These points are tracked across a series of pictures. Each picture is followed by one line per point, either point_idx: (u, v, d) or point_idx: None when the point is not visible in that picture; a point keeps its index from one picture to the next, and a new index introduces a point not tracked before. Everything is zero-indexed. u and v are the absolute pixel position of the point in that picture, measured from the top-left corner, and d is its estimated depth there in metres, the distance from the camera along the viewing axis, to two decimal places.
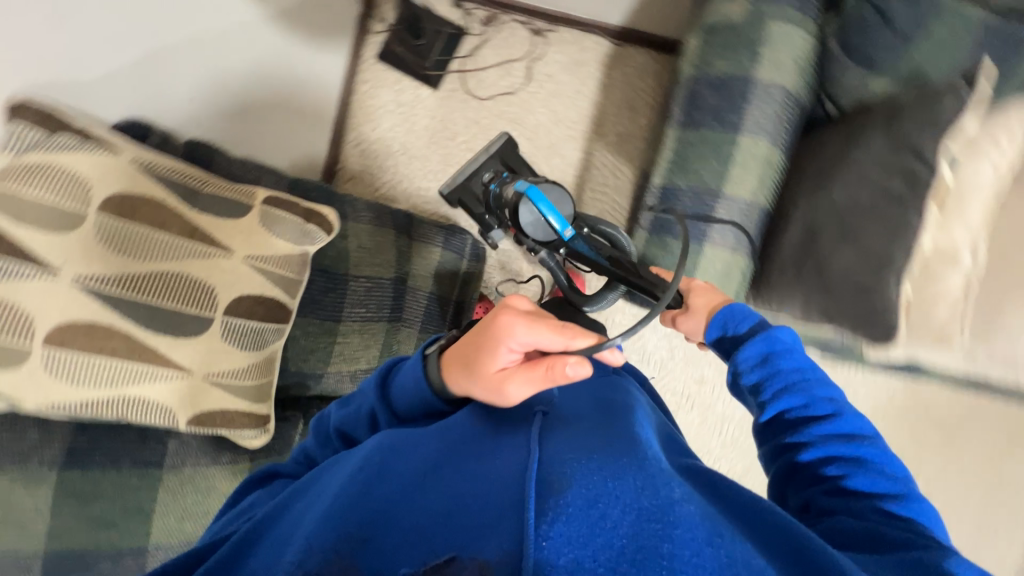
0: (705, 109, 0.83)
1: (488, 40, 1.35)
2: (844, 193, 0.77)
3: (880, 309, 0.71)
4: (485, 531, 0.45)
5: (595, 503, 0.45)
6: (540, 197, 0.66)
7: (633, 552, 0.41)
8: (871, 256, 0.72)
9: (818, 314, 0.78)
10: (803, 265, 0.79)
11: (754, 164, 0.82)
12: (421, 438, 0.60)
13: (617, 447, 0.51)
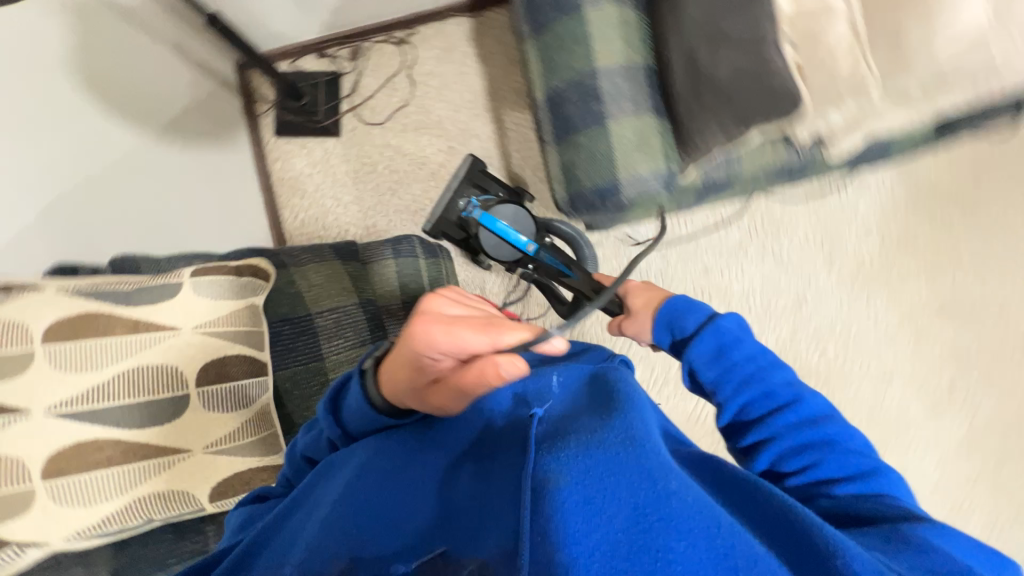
0: (545, 6, 0.82)
1: (363, 70, 1.40)
2: (697, 7, 0.77)
3: (779, 83, 0.72)
4: (485, 528, 0.53)
5: (591, 500, 0.49)
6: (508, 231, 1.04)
7: (628, 537, 0.47)
8: (748, 43, 0.73)
9: (736, 124, 0.77)
10: (699, 90, 0.78)
11: (613, 29, 0.80)
12: (422, 455, 0.66)
13: (613, 442, 0.55)
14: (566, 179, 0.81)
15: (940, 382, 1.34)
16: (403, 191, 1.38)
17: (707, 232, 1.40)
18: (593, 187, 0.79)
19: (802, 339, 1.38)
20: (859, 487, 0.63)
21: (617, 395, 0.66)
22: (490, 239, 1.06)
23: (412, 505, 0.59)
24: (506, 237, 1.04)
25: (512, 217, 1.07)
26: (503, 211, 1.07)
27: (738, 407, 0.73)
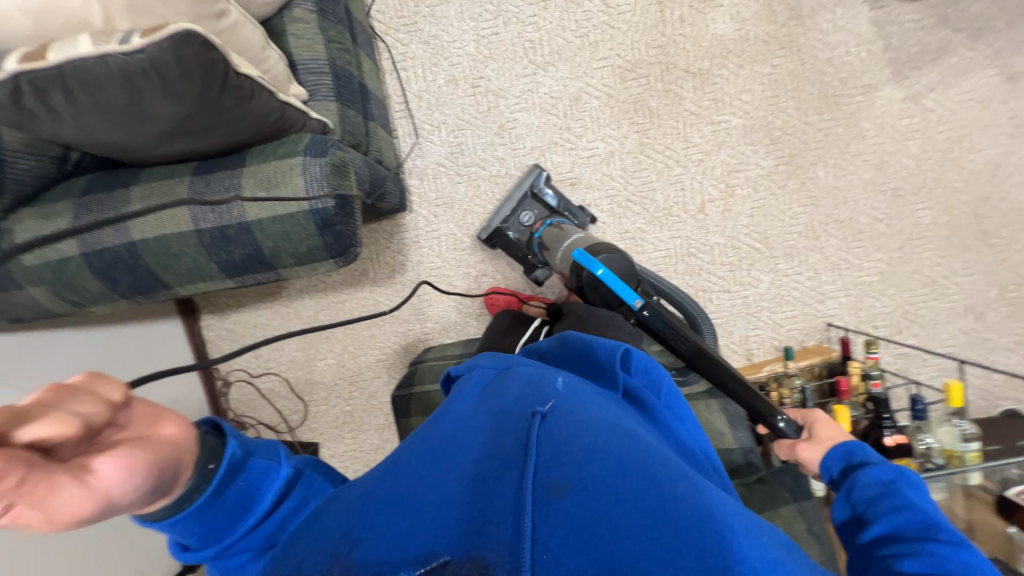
0: (139, 280, 0.75)
1: (256, 416, 1.46)
2: (114, 129, 0.61)
3: (225, 69, 0.59)
4: (492, 528, 0.46)
5: (597, 510, 0.45)
6: (608, 275, 0.92)
7: (627, 560, 0.42)
8: (176, 99, 0.58)
9: (266, 98, 0.68)
10: (230, 130, 0.68)
11: (156, 212, 0.71)
12: (448, 455, 0.53)
13: (633, 456, 0.49)
14: (314, 263, 0.79)
15: None
16: (371, 383, 1.43)
17: (413, 70, 1.30)
18: (317, 234, 0.75)
19: None
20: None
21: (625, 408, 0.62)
22: (595, 285, 0.93)
23: (434, 505, 0.49)
24: (611, 292, 0.93)
25: (624, 265, 0.93)
26: (618, 259, 0.92)
27: (880, 530, 0.55)
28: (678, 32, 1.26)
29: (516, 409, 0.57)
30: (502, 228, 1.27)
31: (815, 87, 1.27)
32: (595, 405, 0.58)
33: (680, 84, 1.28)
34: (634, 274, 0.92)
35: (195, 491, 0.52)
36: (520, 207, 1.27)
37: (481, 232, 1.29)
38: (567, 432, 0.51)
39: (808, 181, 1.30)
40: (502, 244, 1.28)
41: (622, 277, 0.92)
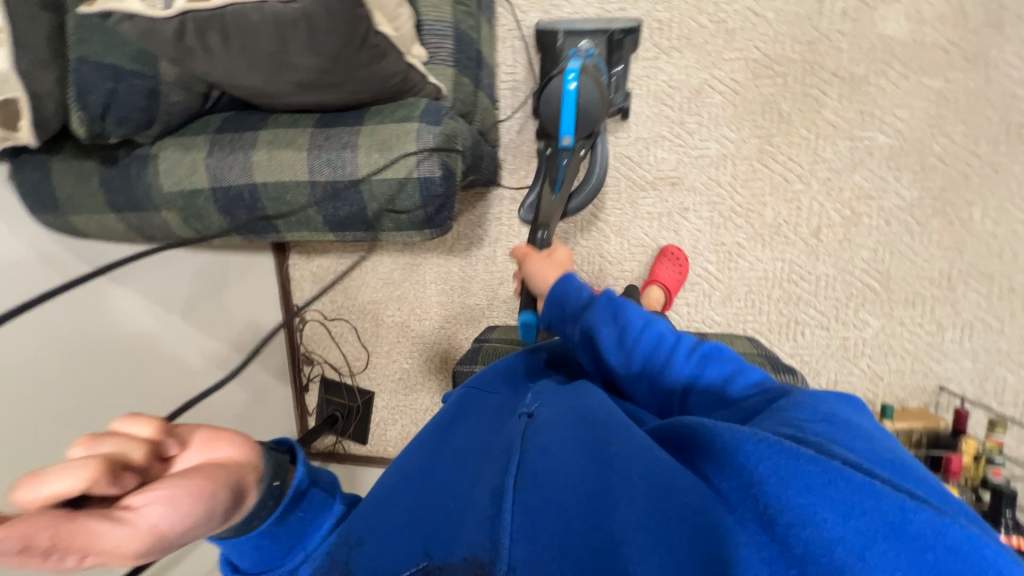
0: (254, 219, 0.79)
1: (324, 355, 1.56)
2: (255, 75, 0.64)
3: (362, 29, 0.58)
4: (466, 525, 0.48)
5: (551, 499, 0.46)
6: (567, 91, 0.98)
7: (590, 538, 0.43)
8: (314, 53, 0.59)
9: (394, 59, 0.67)
10: (353, 87, 0.68)
11: (277, 157, 0.74)
12: (427, 460, 0.58)
13: (586, 448, 0.50)
14: (411, 229, 0.80)
15: None
16: (430, 347, 1.47)
17: (527, 39, 1.25)
18: (420, 202, 0.75)
19: None
20: (846, 429, 0.43)
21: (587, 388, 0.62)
22: (556, 93, 0.99)
23: (419, 504, 0.52)
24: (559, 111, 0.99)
25: (587, 101, 0.99)
26: (590, 90, 0.98)
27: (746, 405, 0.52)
28: (835, 29, 1.10)
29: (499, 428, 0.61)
30: (559, 42, 1.16)
31: (996, 113, 1.06)
32: (556, 402, 0.60)
33: (823, 89, 1.13)
34: (586, 117, 0.99)
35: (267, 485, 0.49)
36: (594, 37, 1.14)
37: (543, 23, 1.18)
38: (532, 435, 0.54)
39: (958, 221, 1.11)
40: (546, 41, 1.17)
41: (577, 109, 0.99)
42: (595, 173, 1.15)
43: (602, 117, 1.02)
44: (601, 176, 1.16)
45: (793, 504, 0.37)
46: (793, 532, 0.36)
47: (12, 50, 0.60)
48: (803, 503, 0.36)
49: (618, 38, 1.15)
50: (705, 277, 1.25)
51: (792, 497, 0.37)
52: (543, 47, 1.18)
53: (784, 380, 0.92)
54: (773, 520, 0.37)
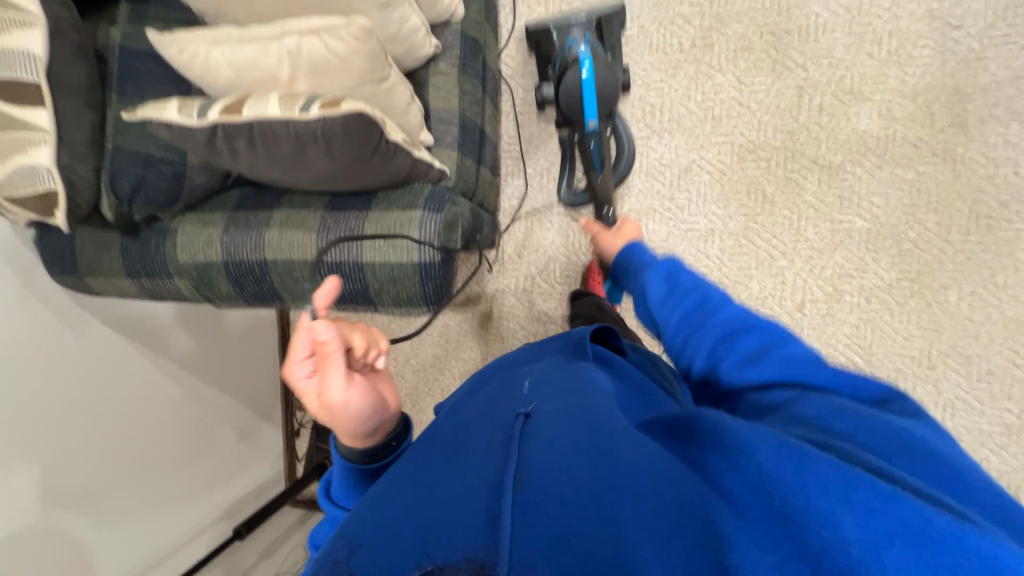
0: (262, 290, 0.83)
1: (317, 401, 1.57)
2: (273, 169, 0.69)
3: (377, 137, 0.64)
4: (468, 520, 0.38)
5: (566, 495, 0.38)
6: (588, 83, 1.10)
7: (607, 545, 0.35)
8: (330, 154, 0.64)
9: (404, 159, 0.73)
10: (364, 179, 0.74)
11: (291, 235, 0.79)
12: (426, 448, 0.50)
13: (607, 440, 0.43)
14: (409, 306, 0.84)
15: None
16: (422, 398, 1.48)
17: (529, 114, 1.34)
18: (420, 283, 0.79)
19: (667, 32, 1.25)
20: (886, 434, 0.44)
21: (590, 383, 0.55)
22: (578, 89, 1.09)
23: (416, 491, 0.43)
24: (581, 100, 1.11)
25: (604, 87, 1.11)
26: (606, 78, 1.11)
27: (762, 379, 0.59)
28: (813, 121, 1.19)
29: (499, 411, 0.51)
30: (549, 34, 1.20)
31: (966, 205, 1.13)
32: (557, 395, 0.52)
33: (804, 174, 1.20)
34: (607, 100, 1.12)
35: (370, 455, 0.61)
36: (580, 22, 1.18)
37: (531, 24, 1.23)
38: (533, 424, 0.46)
39: (935, 304, 1.16)
40: (541, 40, 1.23)
41: (598, 96, 1.11)
42: (625, 137, 1.25)
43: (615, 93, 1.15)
44: (632, 146, 1.26)
45: (826, 514, 0.35)
46: (824, 532, 0.34)
47: (56, 148, 0.66)
48: (833, 502, 0.35)
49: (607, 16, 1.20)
50: None
51: (822, 502, 0.35)
52: (539, 45, 1.23)
53: None
54: (803, 522, 0.35)
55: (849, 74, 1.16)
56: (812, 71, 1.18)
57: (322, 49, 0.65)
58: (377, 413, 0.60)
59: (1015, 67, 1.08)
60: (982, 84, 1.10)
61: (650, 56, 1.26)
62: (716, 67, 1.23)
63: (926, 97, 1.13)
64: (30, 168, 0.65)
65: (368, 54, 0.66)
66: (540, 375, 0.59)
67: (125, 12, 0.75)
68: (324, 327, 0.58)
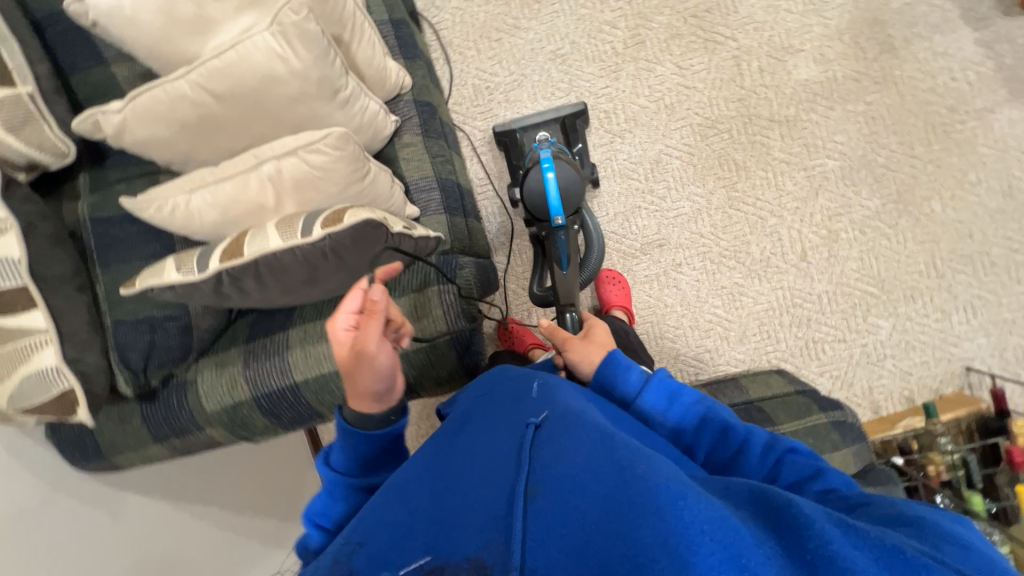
0: (299, 413, 0.80)
1: None
2: (285, 296, 0.67)
3: (382, 236, 0.63)
4: (475, 525, 0.43)
5: (562, 497, 0.43)
6: (548, 186, 0.98)
7: (601, 540, 0.38)
8: (342, 267, 0.63)
9: (410, 244, 0.72)
10: None
11: (316, 350, 0.77)
12: (437, 464, 0.54)
13: (606, 445, 0.47)
14: (451, 381, 0.82)
15: None
16: None
17: (491, 153, 1.35)
18: (457, 356, 0.78)
19: (597, 41, 1.28)
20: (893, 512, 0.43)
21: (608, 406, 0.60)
22: (536, 187, 0.98)
23: (432, 504, 0.48)
24: (544, 199, 0.99)
25: (568, 184, 0.99)
26: (570, 178, 1.00)
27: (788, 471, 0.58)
28: (758, 83, 1.23)
29: (516, 425, 0.56)
30: (521, 146, 1.24)
31: (920, 119, 1.19)
32: (571, 408, 0.56)
33: (766, 134, 1.24)
34: (573, 196, 0.99)
35: (373, 421, 0.62)
36: (551, 123, 1.25)
37: (498, 129, 1.24)
38: (544, 443, 0.50)
39: (923, 216, 1.21)
40: (513, 147, 1.26)
41: (560, 195, 0.99)
42: (595, 230, 1.20)
43: (584, 194, 1.03)
44: (601, 240, 1.22)
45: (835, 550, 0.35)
46: (832, 555, 0.35)
47: (60, 344, 0.65)
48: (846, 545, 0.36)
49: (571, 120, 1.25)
50: (717, 321, 1.28)
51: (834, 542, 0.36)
52: (507, 146, 1.26)
53: (836, 417, 0.94)
54: (812, 555, 0.36)
55: (776, 32, 1.22)
56: (741, 39, 1.23)
57: (302, 165, 0.64)
58: (393, 383, 0.62)
59: None
60: (896, 9, 1.17)
61: (589, 67, 1.30)
62: (653, 60, 1.27)
63: (851, 33, 1.19)
64: (39, 374, 0.64)
65: (349, 158, 0.65)
66: (544, 389, 0.63)
67: (85, 181, 0.73)
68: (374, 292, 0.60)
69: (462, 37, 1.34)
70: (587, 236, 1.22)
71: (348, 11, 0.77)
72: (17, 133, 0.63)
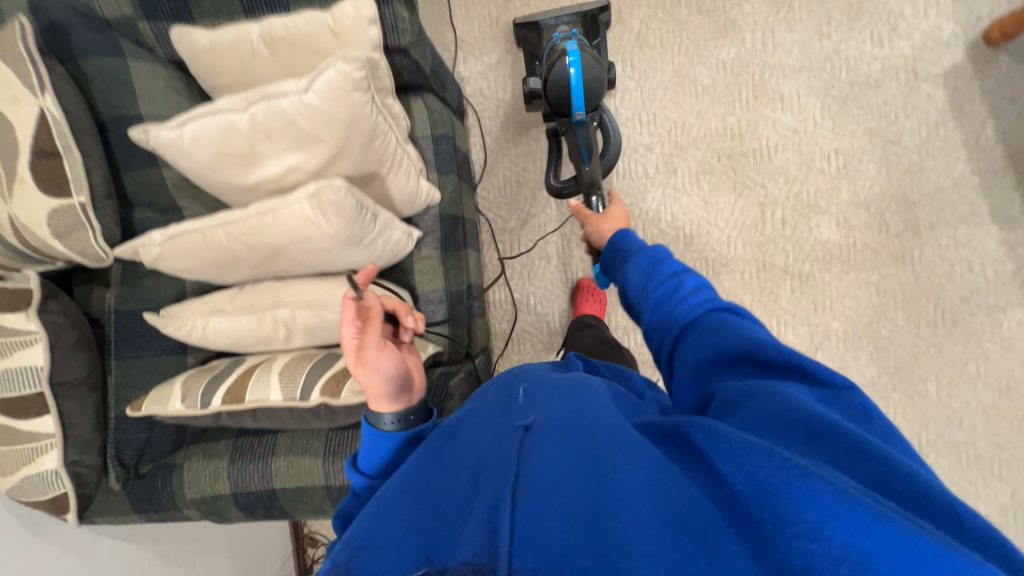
0: (271, 512, 0.83)
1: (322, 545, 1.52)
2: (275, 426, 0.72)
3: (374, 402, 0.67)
4: (468, 532, 0.42)
5: (548, 500, 0.41)
6: (574, 84, 1.04)
7: (587, 548, 0.37)
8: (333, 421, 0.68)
9: None
10: None
11: (297, 462, 0.80)
12: (429, 461, 0.53)
13: (597, 453, 0.45)
14: None
15: (694, 26, 1.26)
16: None
17: (509, 243, 1.37)
18: None
19: (631, 160, 1.31)
20: (830, 437, 0.39)
21: (591, 394, 0.57)
22: (564, 80, 1.04)
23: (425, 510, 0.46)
24: (568, 91, 1.06)
25: (590, 78, 1.06)
26: (594, 71, 1.06)
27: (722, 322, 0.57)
28: (779, 234, 1.25)
29: (504, 424, 0.53)
30: (538, 35, 1.24)
31: (930, 302, 1.19)
32: (555, 405, 0.53)
33: (777, 284, 1.26)
34: (593, 92, 1.06)
35: (389, 422, 0.59)
36: (569, 18, 1.22)
37: (518, 19, 1.27)
38: (533, 448, 0.47)
39: (917, 395, 1.21)
40: (529, 35, 1.26)
41: (585, 88, 1.06)
42: (609, 120, 1.21)
43: (603, 87, 1.10)
44: (619, 132, 1.22)
45: (800, 516, 0.33)
46: (803, 540, 0.33)
47: (62, 448, 0.78)
48: (802, 500, 0.34)
49: (595, 16, 1.23)
50: None
51: (800, 507, 0.33)
52: (526, 39, 1.27)
53: None
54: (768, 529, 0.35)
55: (805, 188, 1.24)
56: (770, 188, 1.25)
57: (315, 317, 0.68)
58: (410, 386, 0.62)
59: (954, 175, 1.17)
60: (927, 192, 1.18)
61: (617, 182, 1.32)
62: (681, 190, 1.29)
63: (878, 206, 1.20)
64: (41, 473, 0.77)
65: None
66: (533, 382, 0.61)
67: (119, 270, 0.77)
68: (371, 292, 0.63)
69: (501, 129, 1.37)
70: (604, 135, 1.23)
71: (391, 151, 0.78)
72: (63, 239, 0.69)
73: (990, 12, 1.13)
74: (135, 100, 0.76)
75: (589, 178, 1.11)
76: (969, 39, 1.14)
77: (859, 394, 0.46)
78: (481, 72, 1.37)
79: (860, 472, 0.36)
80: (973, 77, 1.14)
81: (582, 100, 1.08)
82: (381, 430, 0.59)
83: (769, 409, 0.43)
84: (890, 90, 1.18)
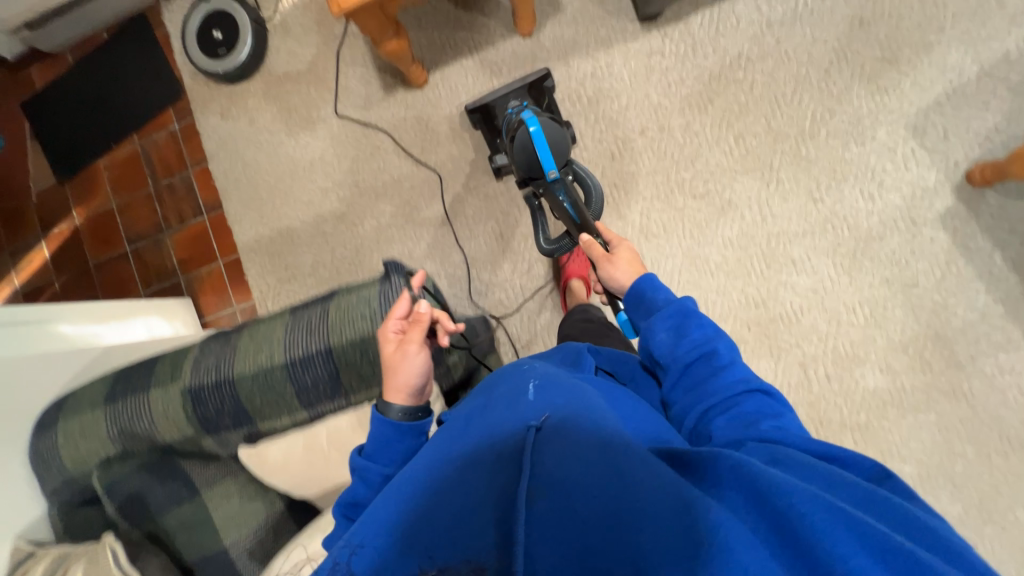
0: None
1: None
2: None
3: None
4: (483, 526, 0.50)
5: (565, 499, 0.49)
6: (538, 142, 1.07)
7: (608, 543, 0.46)
8: None
9: None
10: None
11: None
12: (432, 468, 0.58)
13: (608, 454, 0.52)
14: None
15: (693, 208, 1.31)
16: None
17: None
18: None
19: None
20: (871, 500, 0.48)
21: (585, 394, 0.62)
22: (528, 142, 1.08)
23: (430, 515, 0.53)
24: (536, 153, 1.08)
25: (554, 139, 1.10)
26: (555, 129, 1.10)
27: (752, 384, 0.68)
28: (827, 389, 1.26)
29: (508, 423, 0.57)
30: (498, 111, 1.29)
31: (994, 431, 1.20)
32: (566, 407, 0.57)
33: (840, 438, 1.25)
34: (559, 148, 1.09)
35: (407, 416, 0.68)
36: (517, 92, 1.29)
37: (471, 103, 1.31)
38: (542, 452, 0.52)
39: (1010, 525, 1.18)
40: (484, 115, 1.31)
41: (550, 147, 1.09)
42: (587, 173, 1.20)
43: (567, 145, 1.12)
44: (596, 183, 1.21)
45: (832, 545, 0.43)
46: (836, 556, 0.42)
47: None
48: (842, 541, 0.43)
49: (541, 83, 1.28)
50: None
51: (833, 540, 0.43)
52: (483, 119, 1.32)
53: None
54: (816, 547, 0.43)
55: (840, 342, 1.26)
56: (807, 347, 1.27)
57: None
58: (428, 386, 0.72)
59: (979, 307, 1.20)
60: (958, 327, 1.21)
61: None
62: None
63: (915, 346, 1.23)
64: None
65: None
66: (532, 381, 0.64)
67: None
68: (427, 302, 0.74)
69: (528, 333, 1.39)
70: (585, 186, 1.20)
71: None
72: None
73: (966, 156, 1.20)
74: (218, 534, 0.85)
75: (586, 222, 1.05)
76: (953, 183, 1.20)
77: (896, 479, 0.53)
78: (496, 284, 1.41)
79: (879, 517, 0.47)
80: (969, 217, 1.20)
81: (550, 159, 1.10)
82: (386, 418, 0.67)
83: (812, 470, 0.52)
84: (894, 239, 1.23)
